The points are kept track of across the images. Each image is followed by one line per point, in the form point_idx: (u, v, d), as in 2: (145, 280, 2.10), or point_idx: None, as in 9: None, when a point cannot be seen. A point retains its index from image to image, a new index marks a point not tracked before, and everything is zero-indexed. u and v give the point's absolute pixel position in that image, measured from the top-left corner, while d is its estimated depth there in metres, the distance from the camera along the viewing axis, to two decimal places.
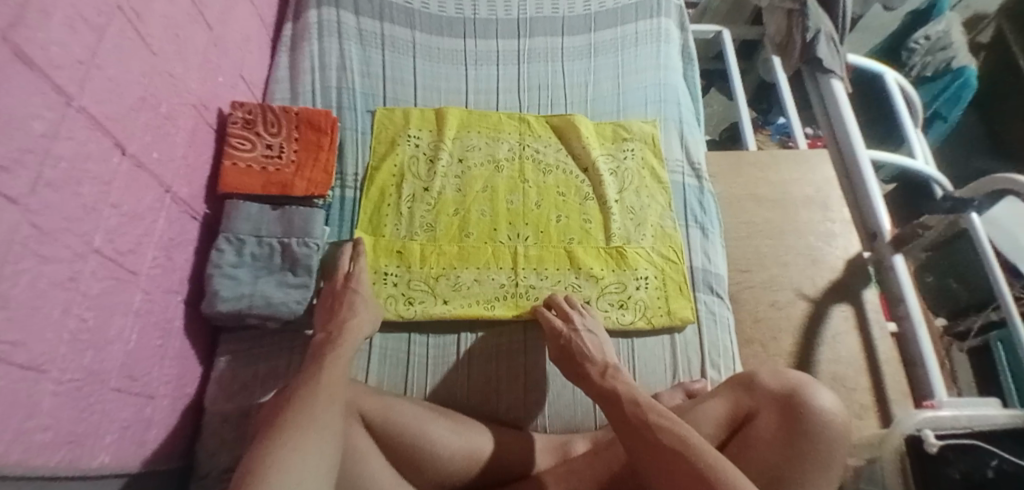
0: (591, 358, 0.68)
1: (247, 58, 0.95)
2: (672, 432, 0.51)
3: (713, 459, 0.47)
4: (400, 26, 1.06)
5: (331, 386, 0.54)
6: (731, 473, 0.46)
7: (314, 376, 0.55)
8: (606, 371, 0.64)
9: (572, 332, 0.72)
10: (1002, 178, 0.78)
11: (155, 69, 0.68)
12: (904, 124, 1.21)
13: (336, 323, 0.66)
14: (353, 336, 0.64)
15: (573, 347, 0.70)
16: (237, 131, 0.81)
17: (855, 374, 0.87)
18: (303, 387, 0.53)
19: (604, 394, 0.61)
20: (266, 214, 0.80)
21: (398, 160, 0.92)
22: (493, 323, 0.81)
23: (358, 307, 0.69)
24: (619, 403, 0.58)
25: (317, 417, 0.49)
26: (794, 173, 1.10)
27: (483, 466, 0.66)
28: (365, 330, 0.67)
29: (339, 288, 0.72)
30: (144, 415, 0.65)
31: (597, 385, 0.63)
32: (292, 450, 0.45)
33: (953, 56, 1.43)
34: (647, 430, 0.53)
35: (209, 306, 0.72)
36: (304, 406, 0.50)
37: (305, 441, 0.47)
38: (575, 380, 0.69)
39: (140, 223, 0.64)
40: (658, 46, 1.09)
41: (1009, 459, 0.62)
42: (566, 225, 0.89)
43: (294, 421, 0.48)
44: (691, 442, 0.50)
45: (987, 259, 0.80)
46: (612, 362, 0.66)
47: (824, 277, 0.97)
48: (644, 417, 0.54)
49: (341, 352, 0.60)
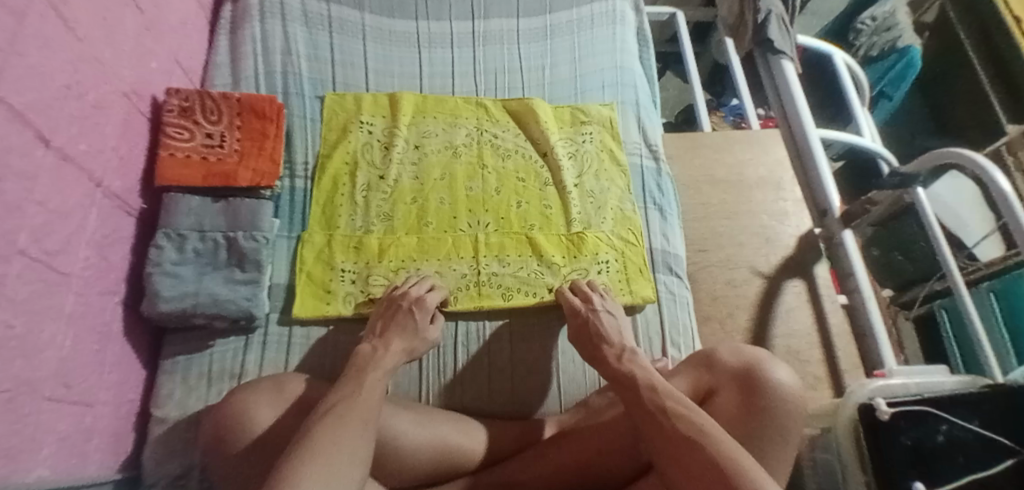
0: (607, 340, 0.68)
1: (183, 41, 0.89)
2: (688, 421, 0.52)
3: (729, 450, 0.48)
4: (348, 7, 1.02)
5: (365, 409, 0.54)
6: (747, 464, 0.46)
7: (353, 393, 0.56)
8: (622, 355, 0.64)
9: (590, 312, 0.73)
10: (952, 152, 0.78)
11: (81, 55, 0.63)
12: (852, 103, 1.25)
13: (383, 342, 0.66)
14: (395, 359, 0.64)
15: (591, 327, 0.71)
16: (174, 119, 0.77)
17: (809, 347, 0.91)
18: (338, 404, 0.53)
19: (619, 376, 0.61)
20: (208, 207, 0.76)
21: (351, 148, 0.88)
22: (456, 315, 0.80)
23: (410, 334, 0.68)
24: (635, 387, 0.58)
25: (344, 443, 0.49)
26: (747, 153, 1.12)
27: (451, 456, 0.65)
28: (403, 358, 0.66)
29: (403, 310, 0.71)
30: (84, 425, 0.61)
31: (614, 368, 0.63)
32: (325, 466, 0.46)
33: (899, 35, 1.50)
34: (664, 417, 0.53)
35: (150, 306, 0.68)
36: (338, 424, 0.51)
37: (336, 453, 0.48)
38: (591, 362, 0.69)
39: (69, 220, 0.59)
40: (614, 29, 1.09)
41: (959, 424, 0.65)
42: (526, 211, 0.88)
43: (313, 445, 0.48)
44: (705, 430, 0.50)
45: (933, 231, 0.83)
46: (630, 346, 0.66)
47: (777, 254, 0.99)
48: (662, 405, 0.54)
49: (380, 371, 0.61)
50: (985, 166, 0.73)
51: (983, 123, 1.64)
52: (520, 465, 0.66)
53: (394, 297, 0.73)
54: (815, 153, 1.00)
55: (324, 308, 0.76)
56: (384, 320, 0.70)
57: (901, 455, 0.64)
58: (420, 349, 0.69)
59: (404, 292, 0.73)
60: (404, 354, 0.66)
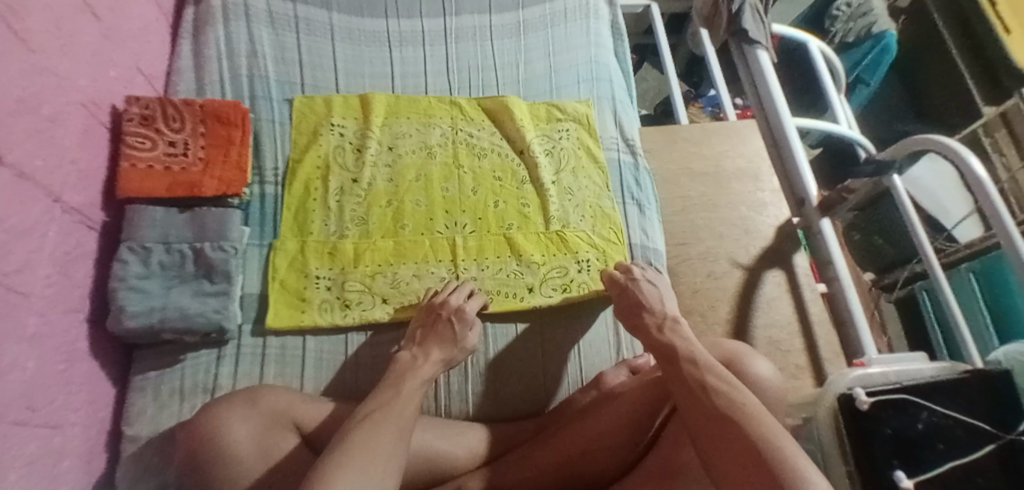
0: (649, 308, 0.69)
1: (144, 47, 0.86)
2: (728, 398, 0.51)
3: (771, 433, 0.47)
4: (315, 7, 1.00)
5: (403, 413, 0.55)
6: (789, 450, 0.45)
7: (392, 400, 0.57)
8: (664, 324, 0.65)
9: (630, 281, 0.73)
10: (925, 140, 0.78)
11: (35, 67, 0.60)
12: (828, 90, 1.25)
13: (422, 350, 0.67)
14: (434, 369, 0.65)
15: (630, 295, 0.71)
16: (134, 128, 0.74)
17: (789, 336, 0.91)
18: (376, 410, 0.54)
19: (660, 347, 0.62)
20: (174, 219, 0.74)
21: (322, 151, 0.87)
22: (492, 317, 0.80)
23: (449, 343, 0.69)
24: (677, 360, 0.58)
25: (383, 444, 0.50)
26: (725, 144, 1.12)
27: (441, 466, 0.65)
28: (443, 367, 0.67)
29: (442, 319, 0.70)
30: (53, 448, 0.59)
31: (655, 338, 0.64)
32: (359, 471, 0.46)
33: (874, 20, 1.50)
34: (703, 393, 0.53)
35: (116, 323, 0.66)
36: (373, 429, 0.51)
37: (374, 461, 0.48)
38: (631, 330, 0.70)
39: (28, 239, 0.57)
40: (588, 22, 1.07)
41: (939, 411, 0.65)
42: (504, 211, 0.87)
43: (358, 446, 0.48)
44: (746, 409, 0.49)
45: (908, 214, 0.84)
46: (671, 314, 0.67)
47: (756, 245, 0.99)
48: (702, 380, 0.54)
49: (417, 380, 0.61)
50: (961, 151, 0.74)
51: (960, 103, 1.65)
52: (510, 466, 0.66)
53: (434, 304, 0.72)
54: (792, 144, 1.00)
55: (299, 317, 0.74)
56: (423, 327, 0.70)
57: (883, 443, 0.63)
58: (458, 358, 0.70)
59: (443, 300, 0.72)
60: (443, 363, 0.67)
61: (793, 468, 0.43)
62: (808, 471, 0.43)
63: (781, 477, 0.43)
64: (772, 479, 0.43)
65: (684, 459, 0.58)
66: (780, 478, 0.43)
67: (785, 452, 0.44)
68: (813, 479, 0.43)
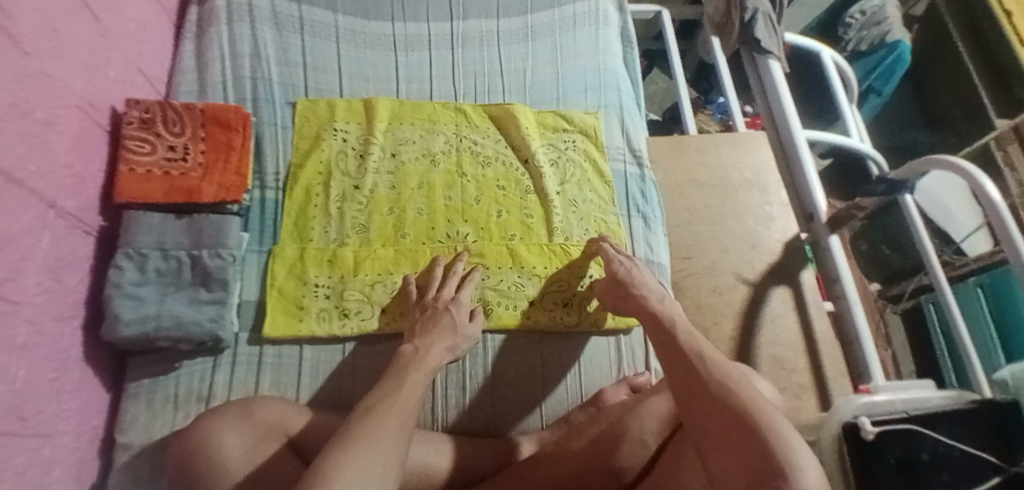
0: (648, 285, 0.68)
1: (144, 47, 0.85)
2: (724, 369, 0.50)
3: (764, 406, 0.45)
4: (321, 8, 0.98)
5: (407, 405, 0.53)
6: (780, 423, 0.43)
7: (395, 391, 0.54)
8: (661, 298, 0.64)
9: (632, 263, 0.72)
10: (941, 161, 0.75)
11: (27, 71, 0.59)
12: (840, 101, 1.22)
13: (426, 341, 0.64)
14: (439, 359, 0.63)
15: (631, 274, 0.70)
16: (133, 131, 0.73)
17: (794, 355, 0.90)
18: (380, 403, 0.52)
19: (655, 317, 0.60)
20: (170, 225, 0.73)
21: (324, 156, 0.85)
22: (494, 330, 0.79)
23: (451, 331, 0.67)
24: (671, 330, 0.57)
25: (389, 436, 0.48)
26: (732, 156, 1.09)
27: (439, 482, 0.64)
28: (449, 356, 0.65)
29: (440, 309, 0.70)
30: (44, 457, 0.58)
31: (650, 307, 0.63)
32: (358, 465, 0.44)
33: (888, 29, 1.46)
34: (700, 363, 0.51)
35: (110, 331, 0.65)
36: (377, 423, 0.49)
37: (374, 454, 0.45)
38: (620, 301, 0.69)
39: (18, 246, 0.56)
40: (597, 29, 1.06)
41: (944, 442, 0.63)
42: (506, 221, 0.85)
43: (364, 440, 0.46)
44: (740, 381, 0.48)
45: (916, 228, 0.82)
46: (667, 295, 0.66)
47: (763, 260, 0.98)
48: (699, 350, 0.53)
49: (423, 371, 0.59)
50: (977, 177, 0.71)
51: (975, 116, 1.61)
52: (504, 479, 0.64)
53: (428, 301, 0.72)
54: (803, 159, 0.98)
55: (296, 326, 0.74)
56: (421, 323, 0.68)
57: (885, 474, 0.62)
58: (461, 346, 0.68)
59: (438, 295, 0.72)
60: (449, 352, 0.65)
61: (778, 434, 0.42)
62: (791, 438, 0.42)
63: (770, 447, 0.41)
64: (759, 444, 0.41)
65: (681, 480, 0.54)
66: (769, 447, 0.41)
67: (771, 419, 0.43)
68: (796, 447, 0.41)
